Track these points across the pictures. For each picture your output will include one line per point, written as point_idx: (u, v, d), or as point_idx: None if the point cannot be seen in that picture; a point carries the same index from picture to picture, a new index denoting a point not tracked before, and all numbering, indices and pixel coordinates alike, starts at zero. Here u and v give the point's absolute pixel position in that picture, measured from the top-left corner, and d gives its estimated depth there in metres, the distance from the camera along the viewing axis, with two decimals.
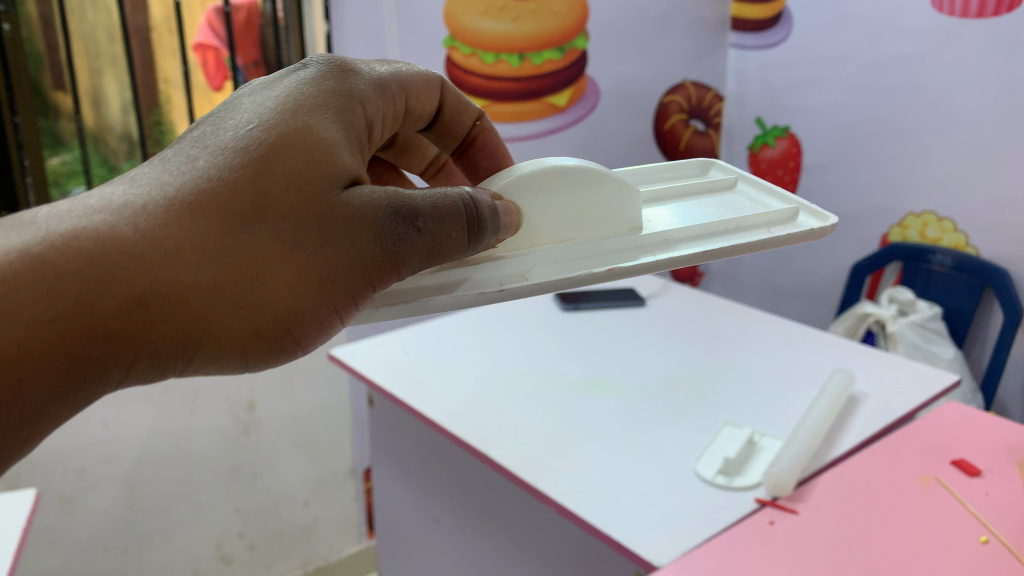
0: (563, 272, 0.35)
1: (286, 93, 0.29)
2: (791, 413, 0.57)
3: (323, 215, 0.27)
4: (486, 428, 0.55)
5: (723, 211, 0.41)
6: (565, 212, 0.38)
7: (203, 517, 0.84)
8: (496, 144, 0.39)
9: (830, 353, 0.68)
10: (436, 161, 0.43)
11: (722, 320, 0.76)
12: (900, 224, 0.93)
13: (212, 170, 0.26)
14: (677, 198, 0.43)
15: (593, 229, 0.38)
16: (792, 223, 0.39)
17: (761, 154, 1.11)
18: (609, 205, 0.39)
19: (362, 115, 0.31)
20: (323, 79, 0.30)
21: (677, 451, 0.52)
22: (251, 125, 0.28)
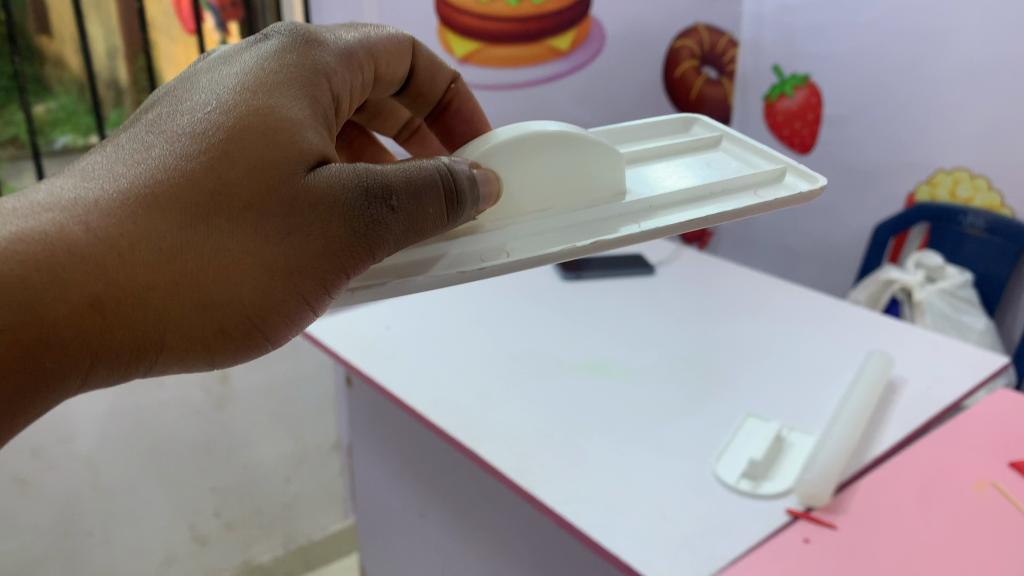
0: (544, 248, 0.34)
1: (247, 69, 0.27)
2: (815, 406, 0.49)
3: (286, 202, 0.25)
4: (478, 420, 0.47)
5: (707, 173, 0.40)
6: (544, 180, 0.37)
7: (174, 500, 0.74)
8: (473, 107, 0.37)
9: (854, 336, 0.58)
10: (410, 124, 0.41)
11: (732, 291, 0.66)
12: (930, 180, 0.76)
13: (168, 159, 0.25)
14: (659, 159, 0.42)
15: (573, 197, 0.37)
16: (778, 185, 0.38)
17: (778, 105, 0.91)
18: (589, 171, 0.37)
19: (329, 89, 0.29)
20: (285, 52, 0.29)
21: (694, 455, 0.44)
22: (208, 107, 0.26)
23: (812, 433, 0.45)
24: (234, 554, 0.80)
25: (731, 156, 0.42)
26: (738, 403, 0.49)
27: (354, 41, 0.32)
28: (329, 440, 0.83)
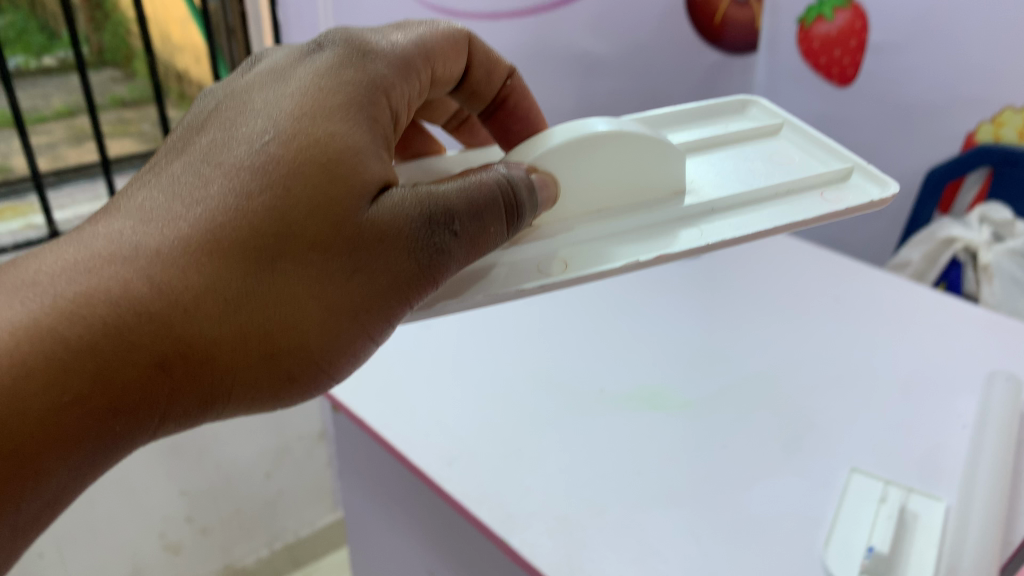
0: (603, 258, 0.34)
1: (303, 88, 0.26)
2: (946, 452, 0.36)
3: (350, 238, 0.25)
4: (507, 495, 0.33)
5: (769, 167, 0.39)
6: (604, 180, 0.36)
7: (141, 508, 0.57)
8: (528, 104, 0.36)
9: (959, 333, 0.45)
10: (459, 114, 0.40)
11: (792, 258, 0.53)
12: (991, 116, 0.51)
13: (229, 199, 0.23)
14: (718, 148, 0.41)
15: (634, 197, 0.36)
16: (844, 184, 0.37)
17: (813, 30, 0.61)
18: (650, 171, 0.36)
19: (388, 105, 0.28)
20: (339, 67, 0.27)
21: (794, 529, 0.32)
22: (265, 136, 0.25)
23: (941, 500, 0.34)
24: (216, 558, 0.65)
25: (792, 147, 0.40)
26: (848, 452, 0.36)
27: (408, 44, 0.30)
28: (314, 430, 0.66)
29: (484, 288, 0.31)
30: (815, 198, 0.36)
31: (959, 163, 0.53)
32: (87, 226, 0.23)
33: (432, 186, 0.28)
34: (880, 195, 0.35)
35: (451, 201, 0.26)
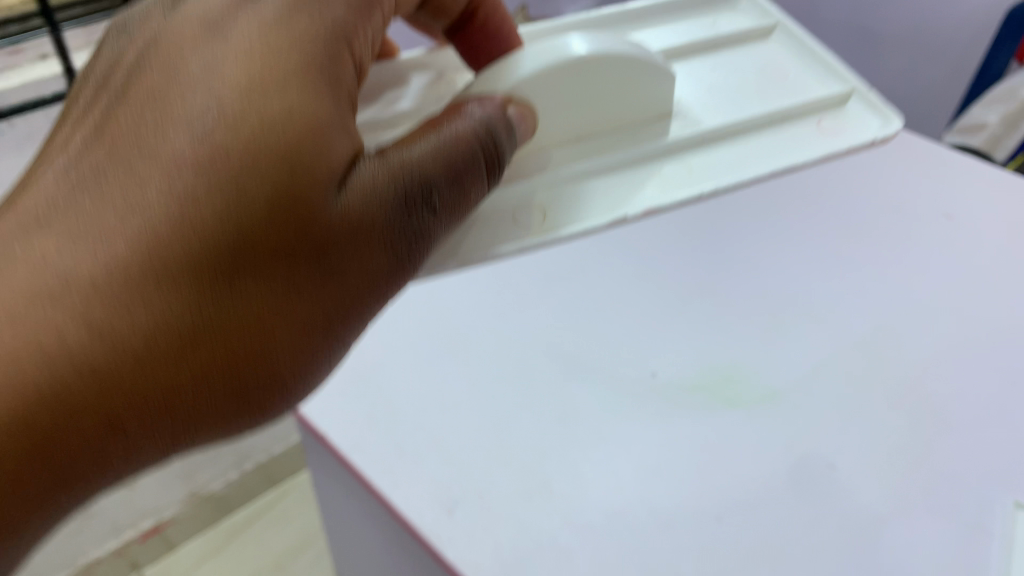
0: (585, 206, 0.31)
1: (249, 49, 0.22)
2: None
3: (318, 238, 0.21)
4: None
5: (763, 84, 0.36)
6: (588, 108, 0.32)
7: None
8: (503, 15, 0.31)
9: None
10: None
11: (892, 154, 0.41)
12: None
13: (172, 207, 0.20)
14: (703, 54, 0.38)
15: (616, 125, 0.33)
16: (840, 111, 0.35)
17: None
18: (639, 98, 0.33)
19: (351, 57, 0.23)
20: (289, 16, 0.22)
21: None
22: (207, 119, 0.21)
23: None
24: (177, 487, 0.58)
25: (784, 56, 0.38)
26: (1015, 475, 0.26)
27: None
28: None
29: (456, 255, 0.29)
30: (813, 129, 0.34)
31: None
32: (4, 250, 0.19)
33: (406, 152, 0.24)
34: (881, 133, 0.34)
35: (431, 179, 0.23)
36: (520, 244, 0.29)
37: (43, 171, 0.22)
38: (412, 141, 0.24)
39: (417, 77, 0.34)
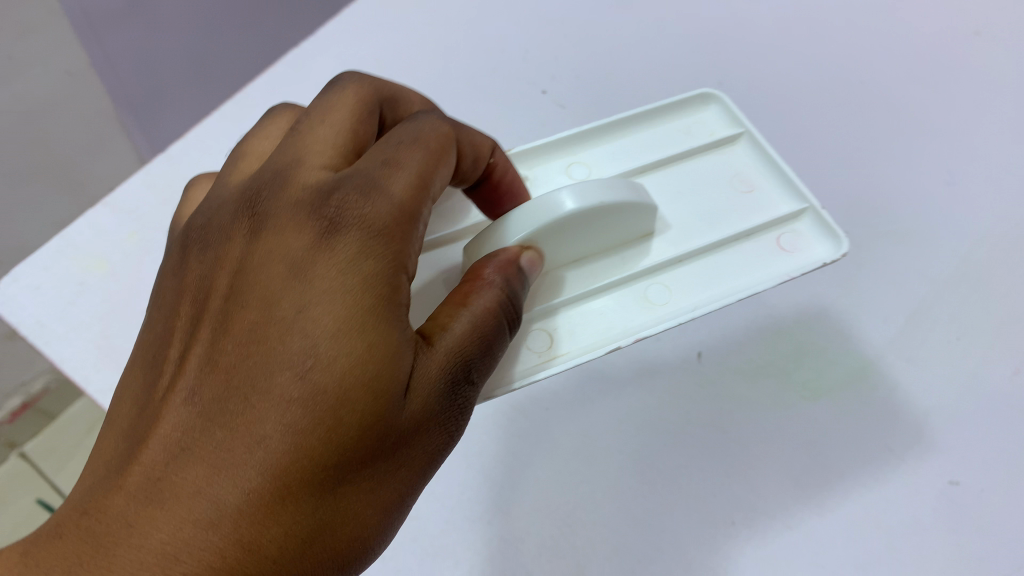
0: (580, 332, 0.38)
1: (331, 289, 0.28)
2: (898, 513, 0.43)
3: (395, 439, 0.28)
4: None
5: (727, 198, 0.42)
6: (581, 240, 0.38)
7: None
8: (513, 174, 0.38)
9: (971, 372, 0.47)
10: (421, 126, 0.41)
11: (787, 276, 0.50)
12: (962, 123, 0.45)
13: (286, 438, 0.26)
14: (677, 160, 0.44)
15: (604, 246, 0.40)
16: (796, 225, 0.41)
17: None
18: (624, 225, 0.38)
19: (403, 273, 0.29)
20: (358, 258, 0.28)
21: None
22: (306, 361, 0.26)
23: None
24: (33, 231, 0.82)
25: (748, 166, 0.44)
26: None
27: (411, 192, 0.30)
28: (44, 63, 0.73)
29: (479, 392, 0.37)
30: (774, 244, 0.40)
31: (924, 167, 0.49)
32: (164, 480, 0.25)
33: (447, 338, 0.30)
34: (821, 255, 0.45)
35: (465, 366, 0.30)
36: (524, 377, 0.36)
37: (168, 395, 0.27)
38: (451, 323, 0.30)
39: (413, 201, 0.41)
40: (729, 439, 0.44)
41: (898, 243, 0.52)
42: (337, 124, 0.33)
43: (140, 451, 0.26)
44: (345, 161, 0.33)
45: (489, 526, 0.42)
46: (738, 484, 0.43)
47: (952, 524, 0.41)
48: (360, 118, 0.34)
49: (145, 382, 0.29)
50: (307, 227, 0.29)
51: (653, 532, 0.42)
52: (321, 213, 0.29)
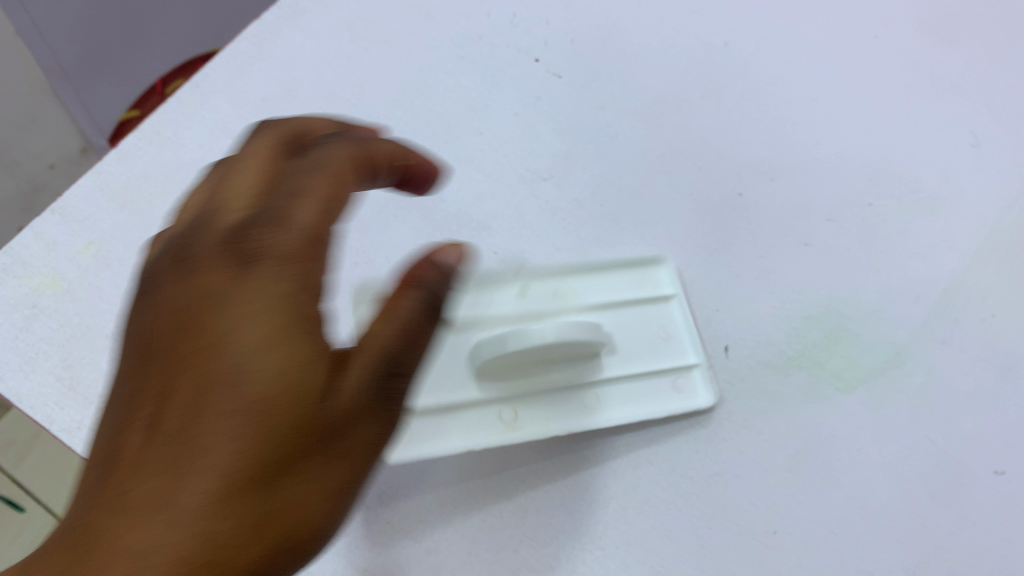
0: None
1: (257, 352, 0.38)
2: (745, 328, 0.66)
3: (324, 429, 0.39)
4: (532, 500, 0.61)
5: None
6: (473, 275, 0.46)
7: None
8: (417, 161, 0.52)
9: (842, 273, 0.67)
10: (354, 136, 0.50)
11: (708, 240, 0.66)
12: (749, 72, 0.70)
13: (240, 445, 0.36)
14: None
15: (481, 271, 0.51)
16: None
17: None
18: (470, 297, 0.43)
19: (309, 293, 0.41)
20: (271, 285, 0.40)
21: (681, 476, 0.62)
22: (245, 380, 0.37)
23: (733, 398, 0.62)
24: None
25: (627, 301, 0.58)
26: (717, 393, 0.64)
27: (318, 217, 0.42)
28: None
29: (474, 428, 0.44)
30: None
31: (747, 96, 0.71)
32: (128, 489, 0.36)
33: (379, 341, 0.41)
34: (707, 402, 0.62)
35: (392, 361, 0.41)
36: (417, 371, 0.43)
37: (138, 408, 0.38)
38: (380, 333, 0.41)
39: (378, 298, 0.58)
40: (739, 429, 0.64)
41: (922, 211, 0.70)
42: (256, 168, 0.46)
43: (90, 515, 0.36)
44: (258, 194, 0.44)
45: (538, 550, 0.61)
46: (750, 448, 0.63)
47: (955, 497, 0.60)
48: (273, 154, 0.47)
49: (105, 445, 0.38)
50: (231, 271, 0.40)
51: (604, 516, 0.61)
52: (243, 249, 0.41)
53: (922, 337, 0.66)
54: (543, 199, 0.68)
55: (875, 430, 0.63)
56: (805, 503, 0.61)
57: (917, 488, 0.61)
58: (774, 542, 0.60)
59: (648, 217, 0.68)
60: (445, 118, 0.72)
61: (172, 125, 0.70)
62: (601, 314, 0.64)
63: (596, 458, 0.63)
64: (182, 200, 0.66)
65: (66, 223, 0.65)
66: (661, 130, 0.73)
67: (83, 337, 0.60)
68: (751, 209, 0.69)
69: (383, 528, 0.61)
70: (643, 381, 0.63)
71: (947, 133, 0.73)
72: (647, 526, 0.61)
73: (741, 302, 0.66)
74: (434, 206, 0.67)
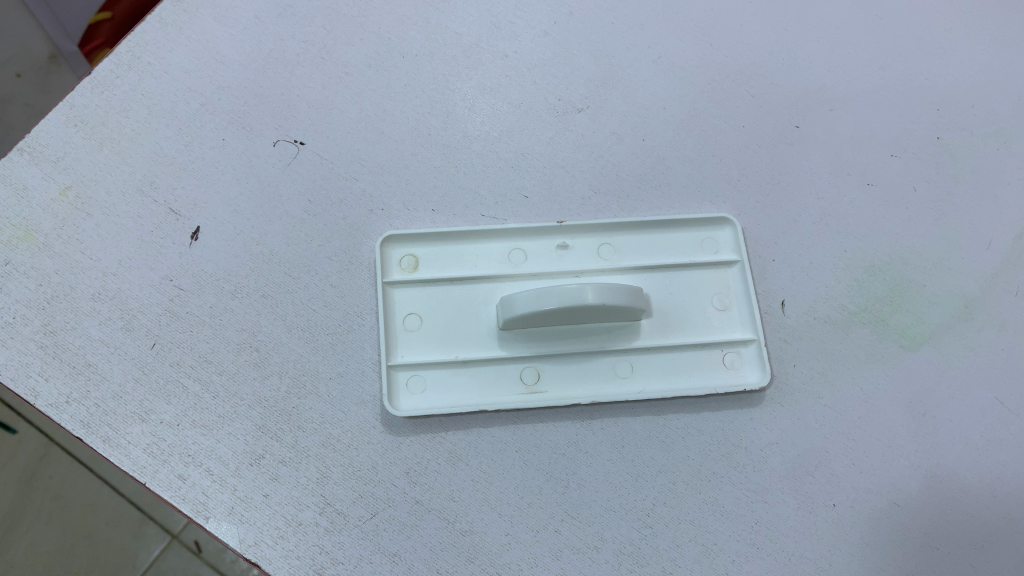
0: (470, 395, 0.56)
1: None
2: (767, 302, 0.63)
3: None
4: (562, 482, 0.56)
5: (519, 256, 0.60)
6: (487, 382, 0.57)
7: None
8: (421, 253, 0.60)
9: (873, 237, 0.64)
10: (294, 179, 0.62)
11: (727, 209, 0.64)
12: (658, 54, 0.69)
13: None
14: (492, 234, 0.60)
15: (457, 351, 0.57)
16: (600, 273, 0.60)
17: None
18: (489, 385, 0.57)
19: None
20: None
21: (723, 454, 0.58)
22: None
23: (757, 369, 0.59)
24: None
25: (573, 257, 0.61)
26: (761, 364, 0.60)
27: None
28: None
29: (497, 486, 0.56)
30: (586, 300, 0.54)
31: (755, 58, 0.69)
32: None
33: None
34: (759, 383, 0.58)
35: None
36: (421, 410, 0.55)
37: None
38: None
39: (360, 274, 0.59)
40: (803, 393, 0.60)
41: (992, 143, 0.67)
42: None
43: None
44: None
45: (583, 529, 0.55)
46: (809, 413, 0.59)
47: (997, 430, 0.60)
48: None
49: None
50: None
51: (650, 489, 0.57)
52: None
53: (993, 288, 0.63)
54: (577, 133, 0.65)
55: (948, 389, 0.60)
56: (866, 471, 0.58)
57: (990, 454, 0.59)
58: (833, 515, 0.57)
59: (695, 153, 0.65)
60: (466, 40, 0.68)
61: (151, 48, 0.65)
62: (647, 278, 0.60)
63: (642, 426, 0.58)
64: (168, 138, 0.62)
65: (36, 164, 0.60)
66: (712, 55, 0.69)
67: (63, 300, 0.57)
68: (810, 140, 0.66)
69: (413, 509, 0.55)
70: (692, 352, 0.59)
71: (998, 48, 0.70)
72: (700, 501, 0.56)
73: (800, 250, 0.63)
74: (457, 142, 0.64)
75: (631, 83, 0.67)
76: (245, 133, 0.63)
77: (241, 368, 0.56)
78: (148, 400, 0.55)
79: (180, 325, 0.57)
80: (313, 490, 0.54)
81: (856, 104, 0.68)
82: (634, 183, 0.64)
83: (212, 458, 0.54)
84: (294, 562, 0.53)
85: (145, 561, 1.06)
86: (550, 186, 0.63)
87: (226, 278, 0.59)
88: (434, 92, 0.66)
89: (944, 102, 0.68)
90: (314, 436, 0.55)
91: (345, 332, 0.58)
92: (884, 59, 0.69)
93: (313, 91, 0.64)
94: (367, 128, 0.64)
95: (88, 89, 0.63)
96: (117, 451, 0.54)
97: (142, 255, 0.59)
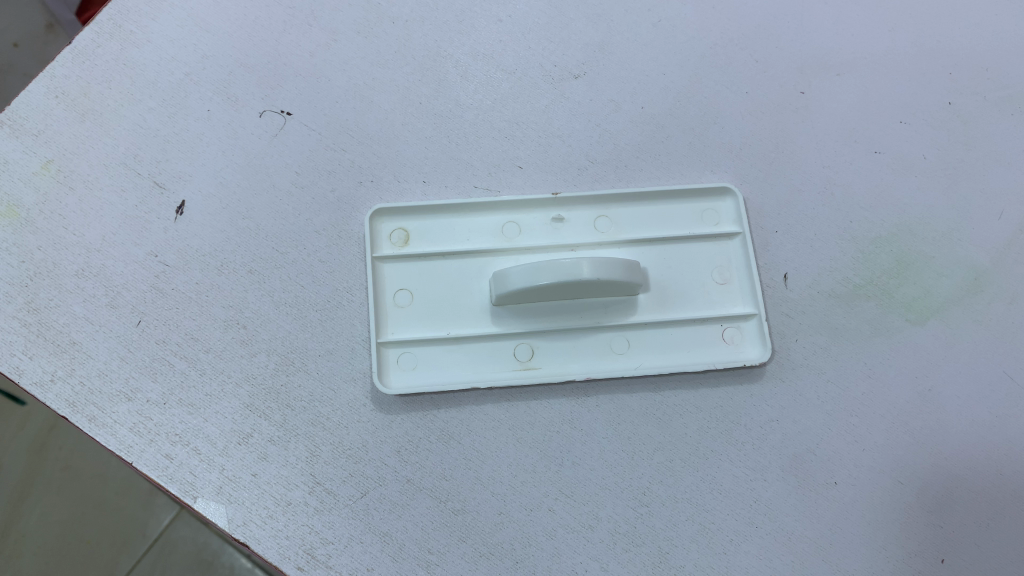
0: (463, 373, 0.55)
1: None
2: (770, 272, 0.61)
3: None
4: (557, 460, 0.55)
5: (514, 229, 0.58)
6: (481, 359, 0.56)
7: None
8: None
9: (880, 207, 0.62)
10: (281, 151, 0.60)
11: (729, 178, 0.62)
12: (660, 16, 0.66)
13: None
14: (483, 206, 0.58)
15: (449, 329, 0.56)
16: (595, 247, 0.58)
17: None
18: (483, 362, 0.55)
19: None
20: None
21: (722, 432, 0.56)
22: None
23: (759, 344, 0.57)
24: None
25: (569, 230, 0.59)
26: None
27: None
28: None
29: (491, 462, 0.55)
30: (579, 274, 0.52)
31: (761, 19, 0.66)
32: None
33: None
34: (760, 359, 0.57)
35: None
36: (411, 388, 0.54)
37: None
38: None
39: (350, 248, 0.58)
40: (804, 369, 0.58)
41: (1005, 109, 0.64)
42: None
43: None
44: None
45: (577, 508, 0.54)
46: (811, 390, 0.57)
47: (1006, 405, 0.58)
48: None
49: None
50: None
51: (647, 466, 0.55)
52: None
53: (1004, 260, 0.61)
54: (573, 101, 0.63)
55: (955, 365, 0.58)
56: (869, 447, 0.56)
57: (996, 431, 0.57)
58: (835, 494, 0.55)
59: (696, 121, 0.63)
60: (459, 3, 0.66)
61: (134, 16, 0.63)
62: (645, 251, 0.59)
63: (639, 403, 0.56)
64: (152, 110, 0.61)
65: (17, 138, 0.59)
66: (714, 18, 0.66)
67: (47, 277, 0.56)
68: (815, 107, 0.64)
69: (404, 488, 0.54)
70: (691, 328, 0.58)
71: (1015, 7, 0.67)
72: (698, 479, 0.55)
73: (803, 221, 0.61)
74: (450, 111, 0.62)
75: (630, 46, 0.65)
76: (231, 104, 0.61)
77: (227, 345, 0.55)
78: (135, 378, 0.55)
79: (166, 302, 0.56)
80: (302, 468, 0.54)
81: (864, 67, 0.65)
82: (632, 151, 0.62)
83: (199, 437, 0.54)
84: (283, 542, 0.52)
85: (156, 529, 1.06)
86: (545, 157, 0.61)
87: (211, 253, 0.57)
88: (425, 59, 0.64)
89: (956, 66, 0.65)
90: (303, 414, 0.54)
91: (333, 309, 0.57)
92: (894, 20, 0.67)
93: (300, 60, 0.62)
94: (356, 97, 0.62)
95: (69, 60, 0.61)
96: (104, 430, 0.53)
97: (125, 231, 0.58)
